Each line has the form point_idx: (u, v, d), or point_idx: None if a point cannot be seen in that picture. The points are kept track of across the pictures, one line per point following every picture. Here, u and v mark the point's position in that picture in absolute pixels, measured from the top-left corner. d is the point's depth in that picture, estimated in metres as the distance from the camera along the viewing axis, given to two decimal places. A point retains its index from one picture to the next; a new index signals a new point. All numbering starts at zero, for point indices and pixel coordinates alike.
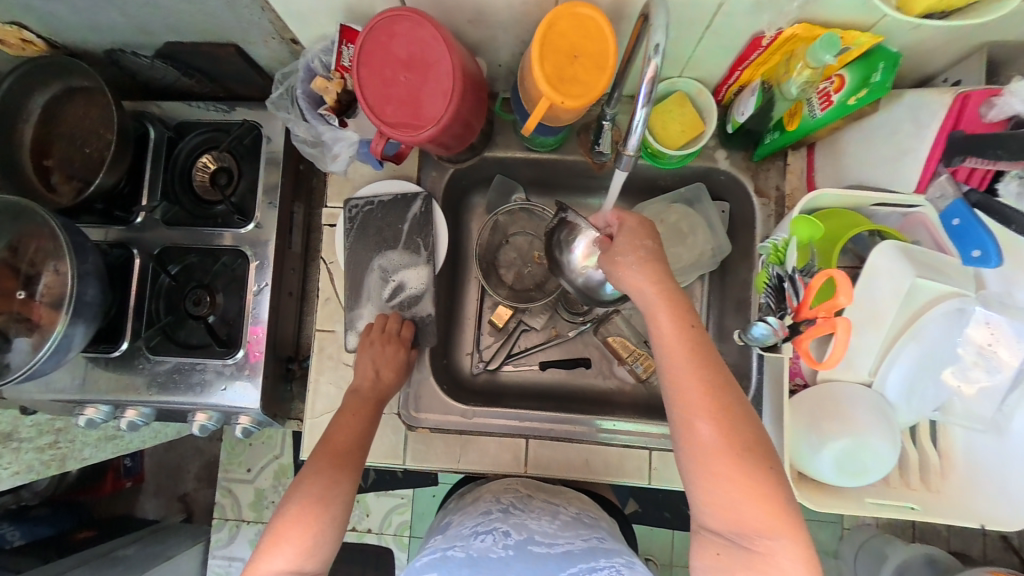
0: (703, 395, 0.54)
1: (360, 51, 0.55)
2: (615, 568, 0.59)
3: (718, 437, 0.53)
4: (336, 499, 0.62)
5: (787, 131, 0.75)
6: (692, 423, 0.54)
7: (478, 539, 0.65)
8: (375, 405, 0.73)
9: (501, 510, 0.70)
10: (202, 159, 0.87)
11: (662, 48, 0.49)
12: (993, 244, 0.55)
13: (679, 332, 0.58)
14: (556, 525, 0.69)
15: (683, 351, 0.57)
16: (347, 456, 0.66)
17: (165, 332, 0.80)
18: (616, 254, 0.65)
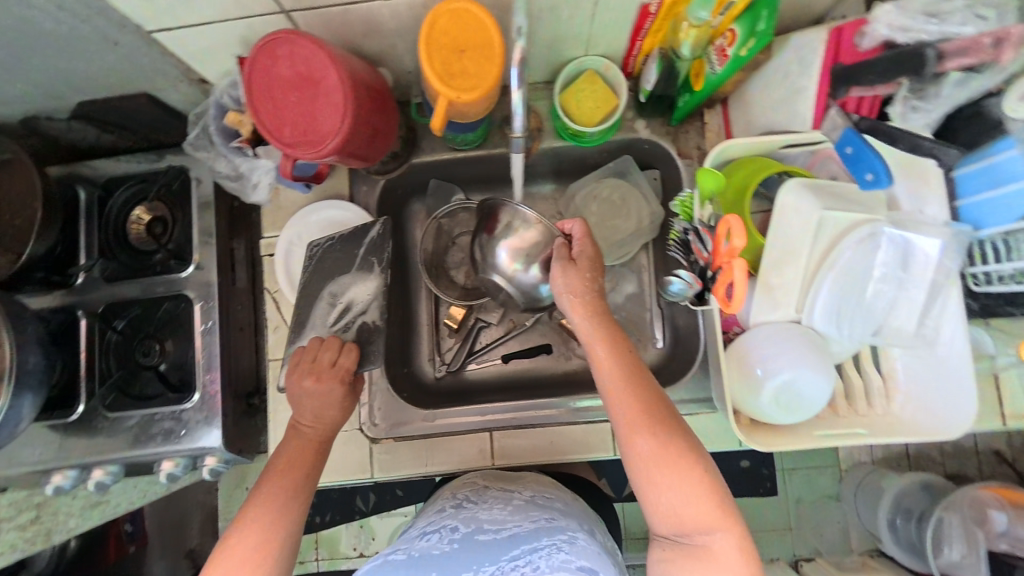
0: (638, 408, 0.58)
1: (248, 81, 0.56)
2: (555, 544, 0.57)
3: (656, 443, 0.56)
4: (291, 512, 0.60)
5: (696, 91, 0.78)
6: (633, 438, 0.57)
7: (425, 538, 0.62)
8: (323, 438, 0.69)
9: (452, 506, 0.69)
10: (135, 212, 0.87)
11: (524, 30, 0.48)
12: (882, 165, 0.56)
13: (611, 354, 0.63)
14: (507, 511, 0.67)
15: (615, 370, 0.62)
16: (302, 466, 0.64)
17: (119, 388, 0.81)
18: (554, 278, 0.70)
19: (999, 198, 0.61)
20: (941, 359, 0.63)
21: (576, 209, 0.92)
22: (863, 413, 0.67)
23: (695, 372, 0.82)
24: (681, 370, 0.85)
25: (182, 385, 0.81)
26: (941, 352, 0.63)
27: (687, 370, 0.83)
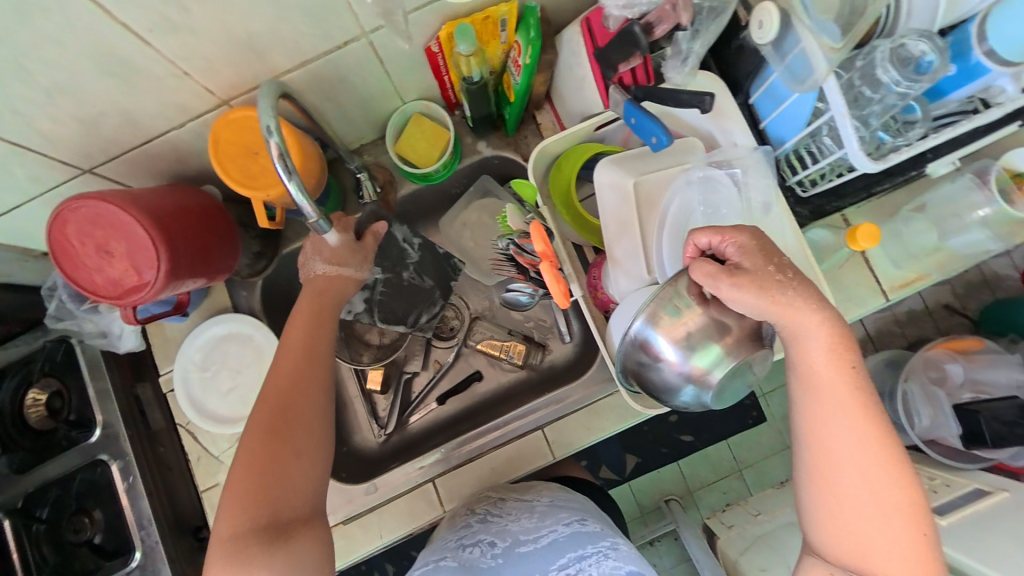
0: (862, 448, 0.51)
1: (54, 255, 0.57)
2: (602, 551, 0.61)
3: (876, 482, 0.51)
4: (301, 434, 0.61)
5: (512, 102, 0.81)
6: (836, 472, 0.52)
7: (466, 551, 0.66)
8: (320, 307, 0.69)
9: (479, 520, 0.70)
10: (30, 395, 0.85)
11: (271, 129, 0.49)
12: (659, 128, 0.60)
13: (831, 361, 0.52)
14: (535, 518, 0.68)
15: (831, 380, 0.52)
16: (300, 390, 0.64)
17: (61, 574, 0.79)
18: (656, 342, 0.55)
19: (787, 111, 0.65)
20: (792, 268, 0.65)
21: (453, 239, 0.95)
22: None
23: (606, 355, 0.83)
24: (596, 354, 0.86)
25: (123, 548, 0.79)
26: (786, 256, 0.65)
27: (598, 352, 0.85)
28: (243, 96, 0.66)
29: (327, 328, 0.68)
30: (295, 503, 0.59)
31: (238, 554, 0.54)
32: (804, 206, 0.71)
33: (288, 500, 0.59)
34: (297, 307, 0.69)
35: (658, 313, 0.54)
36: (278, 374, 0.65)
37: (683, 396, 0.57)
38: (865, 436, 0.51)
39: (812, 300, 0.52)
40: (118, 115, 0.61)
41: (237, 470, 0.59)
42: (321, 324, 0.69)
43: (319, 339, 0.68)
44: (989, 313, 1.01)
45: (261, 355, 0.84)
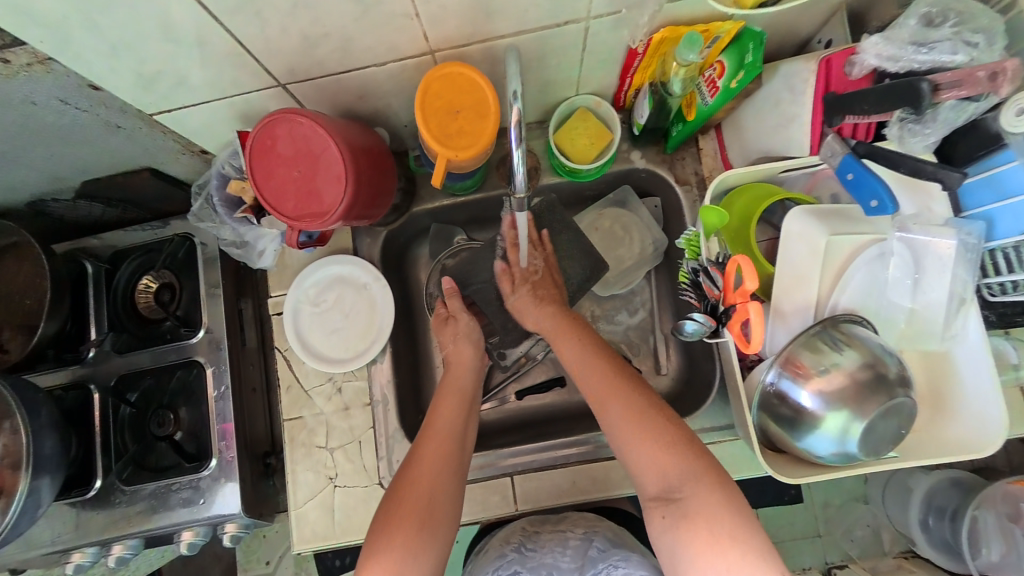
0: (604, 386, 0.66)
1: (249, 161, 0.58)
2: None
3: (628, 411, 0.63)
4: (434, 516, 0.61)
5: (688, 122, 0.77)
6: (608, 412, 0.64)
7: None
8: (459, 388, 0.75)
9: (516, 550, 0.74)
10: (142, 282, 0.88)
11: (519, 93, 0.49)
12: (886, 192, 0.55)
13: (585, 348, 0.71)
14: (568, 556, 0.72)
15: (594, 364, 0.68)
16: (439, 476, 0.64)
17: (136, 461, 0.80)
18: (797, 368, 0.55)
19: (1007, 208, 0.57)
20: (961, 364, 0.59)
21: None
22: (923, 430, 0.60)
23: (714, 400, 0.79)
24: (702, 396, 0.82)
25: (200, 453, 0.81)
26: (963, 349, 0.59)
27: (706, 395, 0.80)
28: (450, 49, 0.66)
29: (466, 414, 0.72)
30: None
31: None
32: (988, 309, 0.64)
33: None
34: (442, 391, 0.74)
35: (809, 367, 0.54)
36: (422, 458, 0.65)
37: (820, 449, 0.55)
38: (601, 378, 0.67)
39: (586, 345, 0.71)
40: (337, 41, 0.60)
41: (377, 547, 0.59)
42: (465, 415, 0.72)
43: (459, 427, 0.70)
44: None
45: (371, 304, 0.83)
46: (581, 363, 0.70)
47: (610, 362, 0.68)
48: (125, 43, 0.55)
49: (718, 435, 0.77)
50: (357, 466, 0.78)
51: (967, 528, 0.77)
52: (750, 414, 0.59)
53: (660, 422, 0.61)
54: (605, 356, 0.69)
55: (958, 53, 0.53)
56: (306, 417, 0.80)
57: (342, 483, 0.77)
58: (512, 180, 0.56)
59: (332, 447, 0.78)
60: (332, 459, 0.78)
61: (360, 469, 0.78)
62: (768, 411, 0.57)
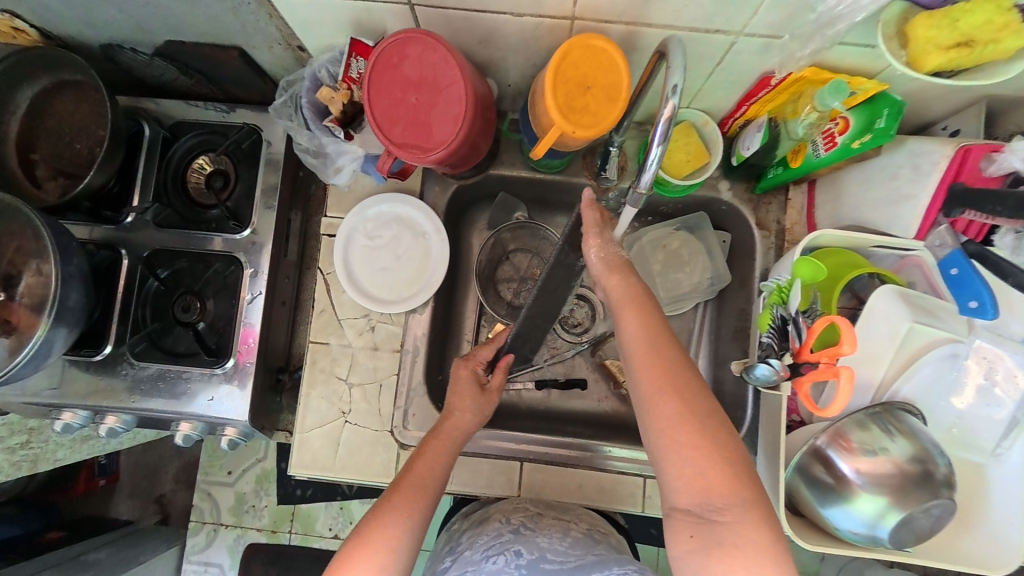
0: (655, 369, 0.55)
1: (370, 70, 0.54)
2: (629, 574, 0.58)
3: (676, 412, 0.53)
4: (390, 567, 0.56)
5: (791, 168, 0.75)
6: (656, 403, 0.54)
7: (491, 561, 0.65)
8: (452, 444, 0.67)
9: (512, 531, 0.69)
10: (197, 161, 0.85)
11: (679, 89, 0.47)
12: (990, 296, 0.56)
13: (636, 310, 0.59)
14: (567, 543, 0.68)
15: (642, 331, 0.58)
16: (415, 522, 0.59)
17: (150, 338, 0.78)
18: (848, 440, 0.57)
19: None
20: (995, 484, 0.61)
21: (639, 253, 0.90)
22: (945, 536, 0.61)
23: None
24: None
25: (219, 348, 0.79)
26: (1005, 470, 0.61)
27: None
28: (593, 22, 0.62)
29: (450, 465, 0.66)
30: None
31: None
32: None
33: None
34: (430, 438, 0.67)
35: (855, 446, 0.56)
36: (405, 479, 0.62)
37: (844, 525, 0.56)
38: (660, 368, 0.55)
39: (643, 298, 0.60)
40: None
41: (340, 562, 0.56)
42: (449, 466, 0.65)
43: (438, 479, 0.64)
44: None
45: (426, 254, 0.81)
46: (636, 338, 0.58)
47: (670, 352, 0.56)
48: None
49: None
50: (371, 408, 0.77)
51: None
52: (783, 470, 0.61)
53: (711, 436, 0.51)
54: (657, 319, 0.59)
55: None
56: (332, 344, 0.79)
57: (353, 420, 0.77)
58: (638, 174, 0.55)
59: (352, 382, 0.78)
60: (349, 394, 0.77)
61: (373, 412, 0.77)
62: (809, 475, 0.58)
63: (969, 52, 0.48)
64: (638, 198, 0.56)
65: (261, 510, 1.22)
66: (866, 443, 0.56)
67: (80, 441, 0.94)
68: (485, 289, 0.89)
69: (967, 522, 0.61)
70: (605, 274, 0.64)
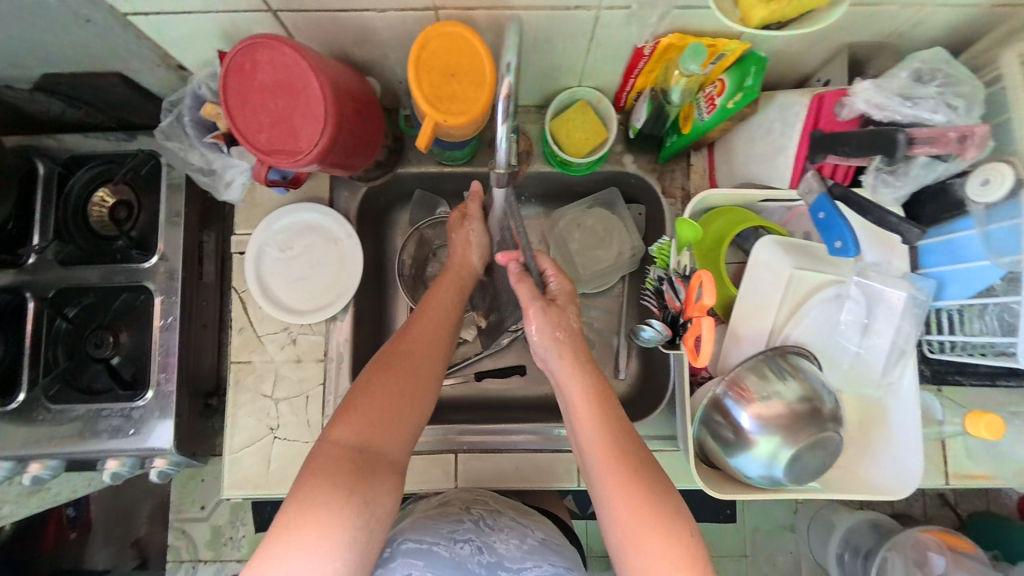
0: (616, 477, 0.57)
1: (224, 81, 0.54)
2: None
3: (638, 522, 0.55)
4: (410, 388, 0.59)
5: (683, 135, 0.77)
6: (616, 509, 0.56)
7: (457, 546, 0.61)
8: (461, 283, 0.73)
9: (474, 521, 0.65)
10: (98, 194, 0.84)
11: (513, 67, 0.48)
12: (850, 235, 0.58)
13: (595, 414, 0.61)
14: (523, 549, 0.63)
15: (601, 435, 0.59)
16: (428, 357, 0.63)
17: (64, 379, 0.78)
18: (741, 384, 0.59)
19: (957, 274, 0.62)
20: (892, 415, 0.64)
21: (559, 233, 0.91)
22: (845, 472, 0.64)
23: (662, 411, 0.82)
24: (653, 405, 0.84)
25: (135, 382, 0.79)
26: (898, 401, 0.64)
27: (658, 405, 0.83)
28: (456, 10, 0.63)
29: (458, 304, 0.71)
30: (388, 445, 0.56)
31: (333, 469, 0.52)
32: (926, 365, 0.69)
33: (382, 440, 0.56)
34: (441, 279, 0.73)
35: (751, 392, 0.58)
36: (413, 338, 0.64)
37: (749, 470, 0.58)
38: (622, 475, 0.57)
39: (598, 393, 0.62)
40: None
41: (353, 396, 0.58)
42: (458, 299, 0.71)
43: (450, 309, 0.69)
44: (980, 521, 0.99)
45: (341, 260, 0.81)
46: (597, 444, 0.59)
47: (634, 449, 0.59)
48: None
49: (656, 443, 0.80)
50: (300, 420, 0.77)
51: (878, 568, 0.88)
52: (690, 426, 0.63)
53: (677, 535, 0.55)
54: (612, 417, 0.61)
55: (938, 113, 0.54)
56: (255, 362, 0.78)
57: (283, 435, 0.76)
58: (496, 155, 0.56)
59: (278, 397, 0.77)
60: (277, 409, 0.77)
61: (305, 424, 0.77)
62: (709, 425, 0.61)
63: (788, 1, 0.50)
64: (503, 178, 0.58)
65: (238, 540, 1.20)
66: (757, 387, 0.58)
67: (28, 494, 0.90)
68: (413, 288, 0.89)
69: (864, 457, 0.64)
70: (557, 361, 0.64)
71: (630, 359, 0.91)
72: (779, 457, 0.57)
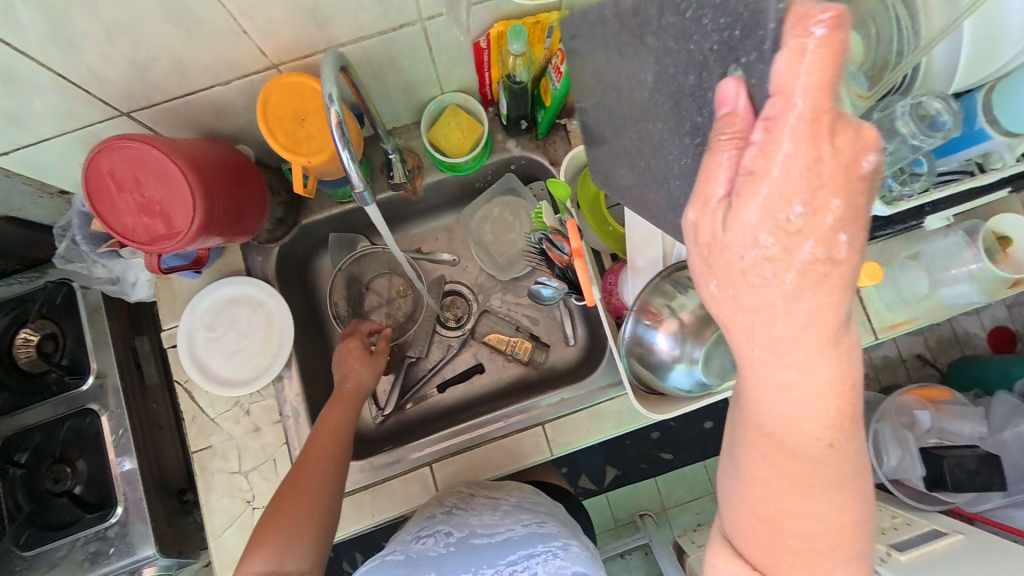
0: (808, 407, 0.36)
1: (89, 190, 0.57)
2: (551, 552, 0.61)
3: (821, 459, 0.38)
4: (312, 500, 0.65)
5: (547, 106, 0.82)
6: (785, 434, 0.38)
7: (421, 541, 0.64)
8: (355, 398, 0.79)
9: (444, 512, 0.69)
10: (21, 335, 0.82)
11: (334, 97, 0.52)
12: None
13: (796, 329, 0.34)
14: (497, 515, 0.68)
15: (796, 353, 0.35)
16: (327, 467, 0.68)
17: (33, 522, 0.78)
18: (649, 304, 0.66)
19: None
20: None
21: (472, 232, 0.97)
22: None
23: (608, 361, 0.86)
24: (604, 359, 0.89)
25: (103, 502, 0.79)
26: None
27: (607, 357, 0.87)
28: (292, 61, 0.67)
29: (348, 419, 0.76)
30: (295, 563, 0.60)
31: None
32: None
33: (290, 559, 0.60)
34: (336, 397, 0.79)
35: (657, 312, 0.66)
36: (312, 453, 0.69)
37: (681, 384, 0.66)
38: (824, 411, 0.36)
39: (800, 283, 0.33)
40: (168, 63, 0.60)
41: (261, 526, 0.62)
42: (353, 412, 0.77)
43: (348, 426, 0.75)
44: (961, 367, 1.01)
45: (270, 320, 0.84)
46: (782, 371, 0.36)
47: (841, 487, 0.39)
48: None
49: (611, 392, 0.84)
50: (272, 484, 0.78)
51: (872, 442, 0.89)
52: (621, 362, 0.68)
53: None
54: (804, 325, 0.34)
55: None
56: (214, 445, 0.80)
57: (259, 504, 0.78)
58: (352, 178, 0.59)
59: (246, 469, 0.79)
60: (247, 481, 0.79)
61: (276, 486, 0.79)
62: (634, 357, 0.68)
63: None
64: (365, 196, 0.60)
65: None
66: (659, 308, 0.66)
67: None
68: (356, 324, 0.96)
69: None
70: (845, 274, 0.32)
71: (575, 324, 0.96)
72: (693, 358, 0.64)
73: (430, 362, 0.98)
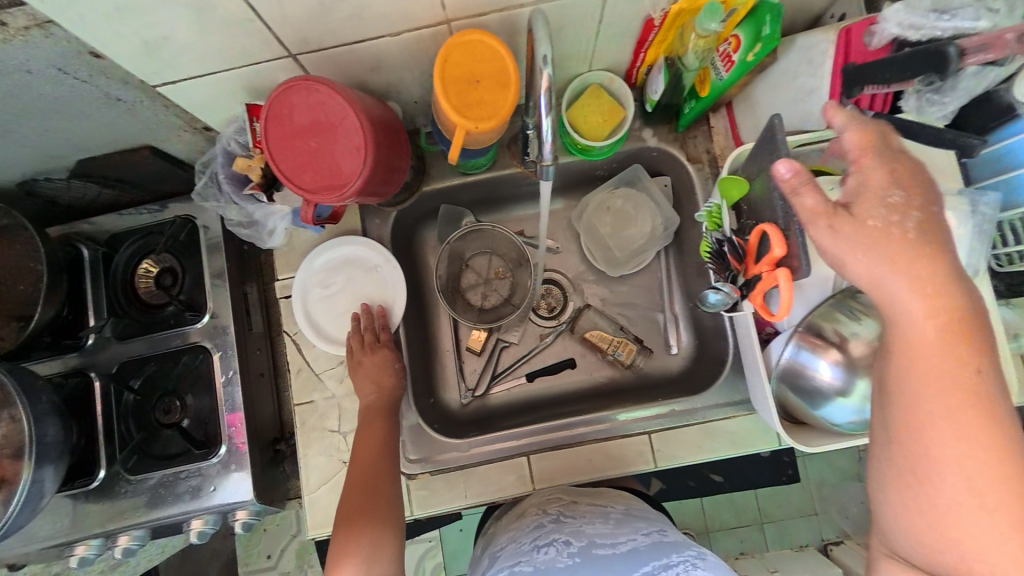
0: (936, 311, 0.42)
1: (265, 129, 0.55)
2: (689, 561, 0.56)
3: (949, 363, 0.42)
4: (380, 513, 0.66)
5: (703, 97, 0.76)
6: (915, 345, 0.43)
7: (541, 552, 0.60)
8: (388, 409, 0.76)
9: (553, 520, 0.65)
10: (143, 265, 0.84)
11: (550, 59, 0.49)
12: None
13: (902, 246, 0.42)
14: (611, 524, 0.65)
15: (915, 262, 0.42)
16: (379, 477, 0.69)
17: (140, 449, 0.79)
18: (821, 328, 0.59)
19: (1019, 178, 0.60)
20: None
21: (589, 221, 0.92)
22: None
23: (722, 377, 0.81)
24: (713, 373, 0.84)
25: (208, 440, 0.80)
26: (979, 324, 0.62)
27: (718, 372, 0.82)
28: (466, 19, 0.63)
29: (388, 428, 0.74)
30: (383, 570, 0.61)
31: None
32: (996, 279, 0.69)
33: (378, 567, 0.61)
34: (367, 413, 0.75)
35: (827, 338, 0.59)
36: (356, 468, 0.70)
37: (839, 418, 0.59)
38: (946, 317, 0.42)
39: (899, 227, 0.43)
40: (353, 7, 0.58)
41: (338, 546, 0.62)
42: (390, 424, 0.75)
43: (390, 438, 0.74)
44: None
45: (384, 286, 0.83)
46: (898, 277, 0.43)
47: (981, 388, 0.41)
48: (133, 6, 0.52)
49: (722, 411, 0.79)
50: None
51: None
52: (770, 384, 0.64)
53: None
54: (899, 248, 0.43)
55: (981, 19, 0.51)
56: (317, 401, 0.79)
57: None
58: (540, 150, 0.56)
59: (345, 430, 0.78)
60: (346, 442, 0.78)
61: None
62: (785, 381, 0.62)
63: None
64: (549, 169, 0.58)
65: None
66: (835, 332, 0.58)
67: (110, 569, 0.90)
68: (454, 301, 0.92)
69: None
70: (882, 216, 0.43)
71: (679, 332, 0.91)
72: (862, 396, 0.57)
73: (524, 348, 0.94)
